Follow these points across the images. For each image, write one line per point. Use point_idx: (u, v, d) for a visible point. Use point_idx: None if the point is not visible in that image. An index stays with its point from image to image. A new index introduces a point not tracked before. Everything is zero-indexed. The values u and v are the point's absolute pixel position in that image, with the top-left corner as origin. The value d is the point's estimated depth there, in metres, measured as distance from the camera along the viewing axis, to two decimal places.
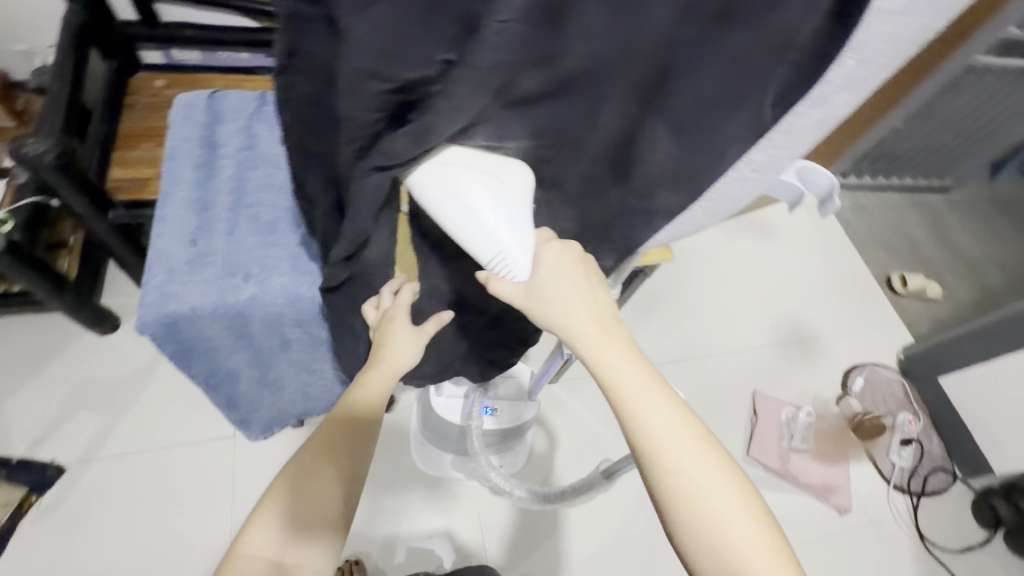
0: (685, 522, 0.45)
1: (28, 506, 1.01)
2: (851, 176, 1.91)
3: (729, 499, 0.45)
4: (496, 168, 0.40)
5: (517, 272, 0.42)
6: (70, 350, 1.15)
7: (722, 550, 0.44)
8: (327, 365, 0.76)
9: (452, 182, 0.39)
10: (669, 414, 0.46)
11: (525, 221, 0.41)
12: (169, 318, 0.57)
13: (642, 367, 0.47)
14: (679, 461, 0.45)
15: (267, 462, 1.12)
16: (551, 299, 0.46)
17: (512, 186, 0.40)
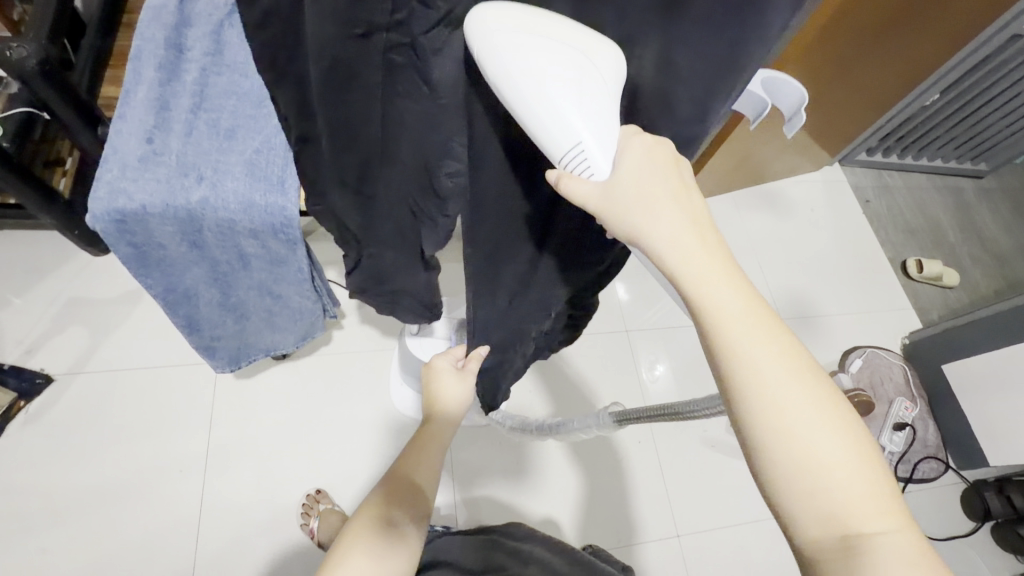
0: (786, 477, 0.33)
1: (16, 411, 1.04)
2: (877, 153, 1.81)
3: (842, 449, 0.33)
4: (593, 47, 0.34)
5: (597, 171, 0.34)
6: (66, 267, 1.18)
7: (830, 514, 0.32)
8: (289, 290, 0.75)
9: (539, 61, 0.33)
10: (776, 352, 0.33)
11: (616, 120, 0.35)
12: (119, 214, 0.56)
13: (744, 288, 0.34)
14: (782, 407, 0.33)
15: (247, 389, 1.14)
16: (631, 196, 0.34)
17: (605, 79, 0.34)
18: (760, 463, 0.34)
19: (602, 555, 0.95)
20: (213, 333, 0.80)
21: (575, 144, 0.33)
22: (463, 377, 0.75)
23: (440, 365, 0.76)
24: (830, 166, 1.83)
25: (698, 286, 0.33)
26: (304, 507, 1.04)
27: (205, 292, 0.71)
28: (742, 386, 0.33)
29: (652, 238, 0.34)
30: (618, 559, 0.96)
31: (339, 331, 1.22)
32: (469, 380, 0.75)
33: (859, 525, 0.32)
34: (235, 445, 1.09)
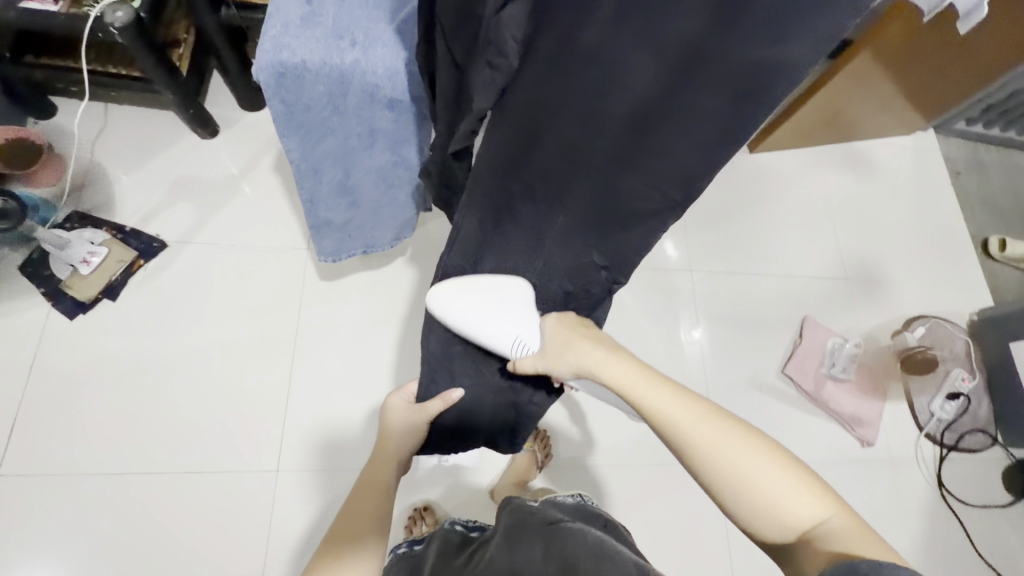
0: (730, 492, 0.50)
1: (137, 268, 1.16)
2: (977, 125, 1.70)
3: (767, 466, 0.50)
4: (506, 286, 0.77)
5: (531, 347, 0.75)
6: (177, 146, 1.28)
7: (767, 509, 0.48)
8: (403, 174, 0.81)
9: (483, 311, 0.76)
10: (691, 412, 0.54)
11: (523, 313, 0.76)
12: (282, 67, 0.62)
13: (660, 382, 0.58)
14: (705, 447, 0.52)
15: (332, 276, 1.23)
16: (565, 349, 0.68)
17: (512, 295, 0.77)
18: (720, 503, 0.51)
19: (587, 514, 0.81)
20: (327, 216, 0.86)
21: (513, 339, 0.76)
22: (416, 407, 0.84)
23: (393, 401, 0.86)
24: (923, 133, 1.74)
25: (637, 389, 0.58)
26: (413, 520, 1.09)
27: (330, 170, 0.77)
28: (690, 445, 0.53)
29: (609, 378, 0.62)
30: (605, 519, 0.81)
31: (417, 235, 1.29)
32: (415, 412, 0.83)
33: (791, 517, 0.48)
34: (321, 325, 1.19)
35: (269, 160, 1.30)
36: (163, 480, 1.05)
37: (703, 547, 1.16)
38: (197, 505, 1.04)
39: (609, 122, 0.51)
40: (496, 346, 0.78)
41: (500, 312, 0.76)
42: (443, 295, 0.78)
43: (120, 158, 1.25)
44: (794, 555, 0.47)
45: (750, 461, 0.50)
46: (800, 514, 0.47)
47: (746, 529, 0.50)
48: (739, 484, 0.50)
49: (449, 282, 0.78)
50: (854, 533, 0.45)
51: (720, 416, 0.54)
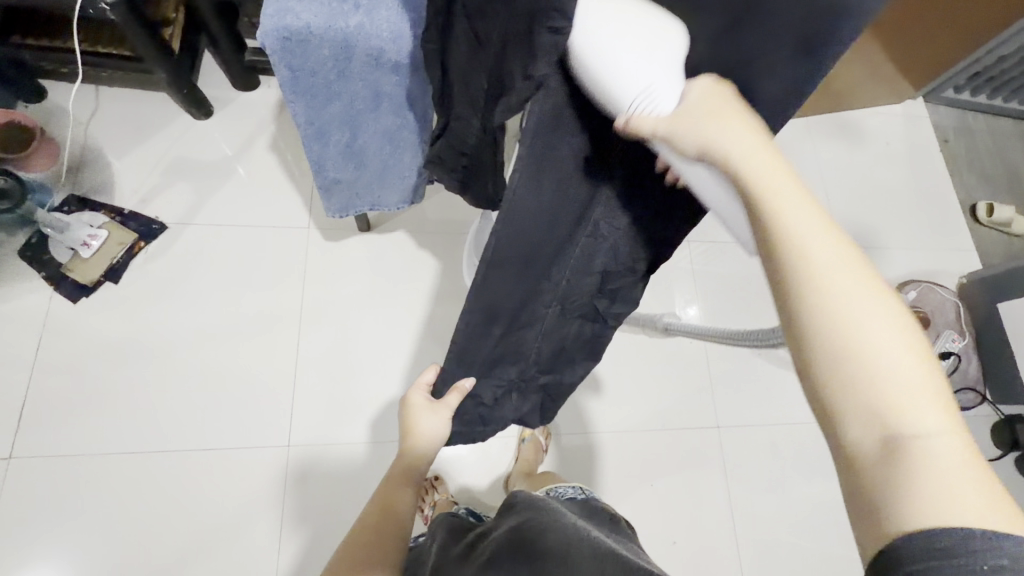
0: (835, 360, 0.34)
1: (138, 250, 1.16)
2: (964, 92, 1.73)
3: (903, 354, 0.33)
4: (659, 25, 0.39)
5: (662, 108, 0.39)
6: (172, 128, 1.26)
7: (877, 397, 0.33)
8: (407, 140, 0.82)
9: (618, 36, 0.38)
10: (833, 250, 0.35)
11: (673, 67, 0.39)
12: (287, 32, 0.62)
13: (798, 181, 0.37)
14: (833, 301, 0.34)
15: (334, 254, 1.23)
16: (696, 116, 0.39)
17: (663, 42, 0.39)
18: (801, 365, 0.35)
19: (591, 507, 0.83)
20: (334, 176, 0.86)
21: (640, 90, 0.38)
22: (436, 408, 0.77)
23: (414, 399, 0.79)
24: (913, 101, 1.76)
25: (763, 191, 0.37)
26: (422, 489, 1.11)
27: (336, 132, 0.77)
28: (812, 285, 0.34)
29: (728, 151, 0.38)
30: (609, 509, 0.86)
31: (417, 211, 1.30)
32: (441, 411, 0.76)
33: (907, 423, 0.32)
34: (325, 302, 1.20)
35: (265, 140, 1.29)
36: (175, 457, 1.06)
37: (706, 506, 1.20)
38: (210, 481, 1.06)
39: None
40: (613, 97, 0.39)
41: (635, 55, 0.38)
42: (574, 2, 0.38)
43: (115, 140, 1.23)
44: (863, 464, 0.33)
45: (881, 338, 0.33)
46: (914, 422, 0.32)
47: (826, 409, 0.34)
48: (855, 355, 0.33)
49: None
50: (968, 476, 0.31)
51: (871, 274, 0.35)
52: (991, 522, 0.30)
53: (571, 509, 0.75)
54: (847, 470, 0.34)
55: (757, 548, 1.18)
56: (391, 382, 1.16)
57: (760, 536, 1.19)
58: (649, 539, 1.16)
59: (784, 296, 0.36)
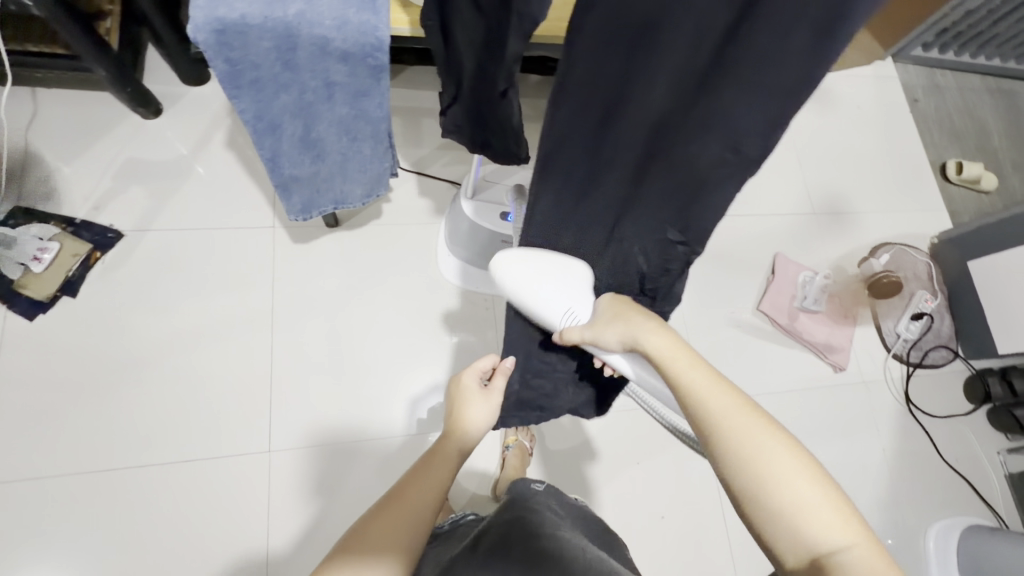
0: (751, 492, 0.46)
1: (94, 261, 1.11)
2: (933, 49, 1.72)
3: (799, 478, 0.45)
4: (567, 264, 0.69)
5: (581, 319, 0.67)
6: (120, 128, 1.20)
7: (787, 518, 0.44)
8: (366, 132, 0.78)
9: (536, 282, 0.69)
10: (730, 404, 0.50)
11: (578, 289, 0.68)
12: (220, 24, 0.58)
13: (701, 362, 0.54)
14: (741, 444, 0.47)
15: (302, 251, 1.20)
16: (612, 320, 0.62)
17: (574, 274, 0.68)
18: (735, 503, 0.48)
19: (586, 517, 0.83)
20: (291, 172, 0.83)
21: (562, 312, 0.68)
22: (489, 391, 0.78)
23: (466, 381, 0.78)
24: (882, 62, 1.75)
25: (673, 368, 0.54)
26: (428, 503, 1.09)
27: (289, 125, 0.73)
28: (722, 440, 0.48)
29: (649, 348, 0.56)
30: (600, 522, 0.84)
31: (387, 203, 1.26)
32: (493, 398, 0.77)
33: (814, 538, 0.43)
34: (297, 301, 1.17)
35: (221, 136, 1.23)
36: (151, 471, 1.04)
37: (692, 480, 1.22)
38: (191, 492, 1.03)
39: (663, 76, 0.46)
40: (547, 318, 0.69)
41: (548, 283, 0.68)
42: (512, 262, 0.70)
43: (59, 145, 1.17)
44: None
45: (792, 473, 0.46)
46: (828, 538, 0.43)
47: (758, 533, 0.46)
48: (766, 488, 0.46)
49: (519, 253, 0.70)
50: (881, 574, 0.41)
51: (771, 424, 0.48)
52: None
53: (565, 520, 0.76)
54: None
55: None
56: (370, 379, 1.15)
57: None
58: (638, 516, 1.17)
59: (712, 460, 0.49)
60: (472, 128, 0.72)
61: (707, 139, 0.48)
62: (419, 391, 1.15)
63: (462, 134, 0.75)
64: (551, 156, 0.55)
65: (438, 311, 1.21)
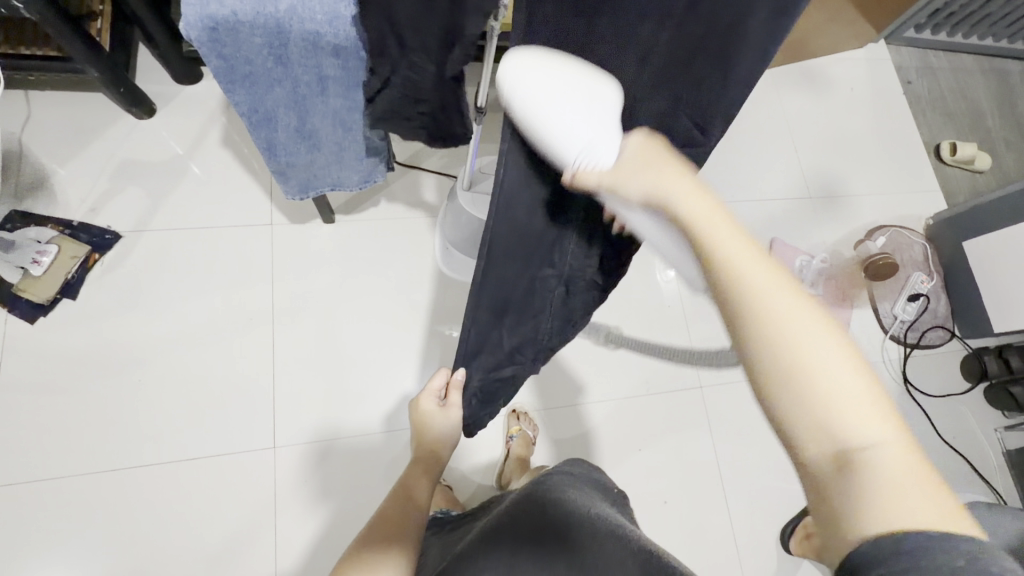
0: (782, 384, 0.36)
1: (93, 262, 1.12)
2: (926, 31, 1.72)
3: (843, 368, 0.36)
4: (594, 84, 0.50)
5: (604, 160, 0.48)
6: (114, 130, 1.20)
7: (826, 414, 0.35)
8: (361, 124, 0.78)
9: (551, 96, 0.49)
10: (769, 274, 0.38)
11: (608, 124, 0.49)
12: (211, 21, 0.58)
13: (736, 225, 0.41)
14: (775, 323, 0.37)
15: (300, 248, 1.20)
16: (637, 166, 0.47)
17: (603, 104, 0.50)
18: (766, 398, 0.37)
19: (600, 484, 0.80)
20: (288, 159, 0.83)
21: (582, 146, 0.48)
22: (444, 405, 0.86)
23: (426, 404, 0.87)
24: (875, 44, 1.75)
25: (700, 226, 0.41)
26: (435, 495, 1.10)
27: (284, 117, 0.74)
28: (755, 320, 0.37)
29: (669, 198, 0.44)
30: (617, 492, 0.82)
31: (384, 198, 1.26)
32: (451, 411, 0.84)
33: (855, 437, 0.34)
34: (297, 298, 1.17)
35: (216, 134, 1.23)
36: (158, 470, 1.04)
37: (694, 465, 1.23)
38: (198, 489, 1.05)
39: (627, 63, 0.54)
40: (558, 153, 0.50)
41: (567, 107, 0.49)
42: (517, 67, 0.49)
43: (53, 148, 1.16)
44: (826, 481, 0.35)
45: (825, 357, 0.36)
46: (867, 438, 0.34)
47: (785, 435, 0.36)
48: (802, 375, 0.36)
49: (529, 56, 0.49)
50: (915, 481, 0.33)
51: (808, 297, 0.38)
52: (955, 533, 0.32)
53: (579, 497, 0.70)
54: (822, 497, 0.35)
55: (745, 499, 1.22)
56: (372, 374, 1.15)
57: (748, 489, 1.23)
58: (640, 501, 1.19)
59: (729, 327, 0.39)
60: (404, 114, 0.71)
61: (676, 117, 0.57)
62: (421, 384, 1.16)
63: (390, 118, 0.73)
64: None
65: (438, 305, 1.22)
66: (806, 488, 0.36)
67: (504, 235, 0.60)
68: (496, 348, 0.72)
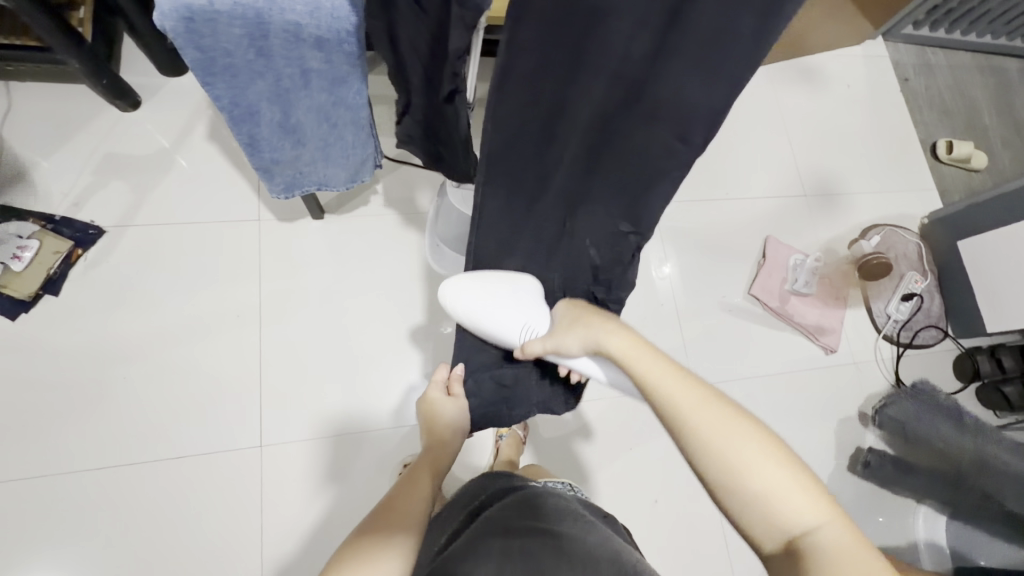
0: (730, 488, 0.49)
1: (75, 258, 1.09)
2: (924, 28, 1.70)
3: (768, 464, 0.49)
4: (512, 280, 0.78)
5: (541, 330, 0.73)
6: (97, 122, 1.17)
7: (764, 504, 0.48)
8: (346, 117, 0.77)
9: (482, 303, 0.79)
10: (696, 400, 0.53)
11: (533, 306, 0.77)
12: (188, 11, 0.56)
13: (670, 368, 0.57)
14: (709, 438, 0.51)
15: (288, 244, 1.18)
16: (581, 326, 0.67)
17: (522, 288, 0.78)
18: (724, 507, 0.51)
19: (585, 503, 0.81)
20: (272, 156, 0.81)
21: (522, 327, 0.76)
22: (454, 397, 0.89)
23: (433, 394, 0.90)
24: (873, 41, 1.73)
25: (646, 375, 0.57)
26: None
27: (266, 111, 0.72)
28: (700, 444, 0.51)
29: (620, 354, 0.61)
30: (603, 510, 0.83)
31: (374, 194, 1.24)
32: (460, 399, 0.90)
33: (790, 520, 0.47)
34: (285, 295, 1.15)
35: (202, 128, 1.21)
36: (142, 469, 1.03)
37: (684, 465, 1.22)
38: (184, 489, 1.03)
39: (605, 80, 0.52)
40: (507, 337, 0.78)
41: (495, 301, 0.78)
42: (455, 288, 0.82)
43: (34, 141, 1.14)
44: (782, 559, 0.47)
45: (756, 459, 0.49)
46: (798, 520, 0.47)
47: (745, 528, 0.50)
48: (739, 474, 0.49)
49: (461, 275, 0.82)
50: (848, 544, 0.46)
51: (736, 412, 0.52)
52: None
53: (570, 510, 0.73)
54: (778, 573, 0.47)
55: None
56: (361, 371, 1.14)
57: None
58: (631, 502, 1.18)
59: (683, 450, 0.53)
60: (425, 141, 0.73)
61: (654, 129, 0.54)
62: (410, 383, 1.15)
63: (416, 146, 0.76)
64: (499, 154, 0.61)
65: (429, 303, 1.20)
66: (771, 572, 0.48)
67: (491, 211, 0.69)
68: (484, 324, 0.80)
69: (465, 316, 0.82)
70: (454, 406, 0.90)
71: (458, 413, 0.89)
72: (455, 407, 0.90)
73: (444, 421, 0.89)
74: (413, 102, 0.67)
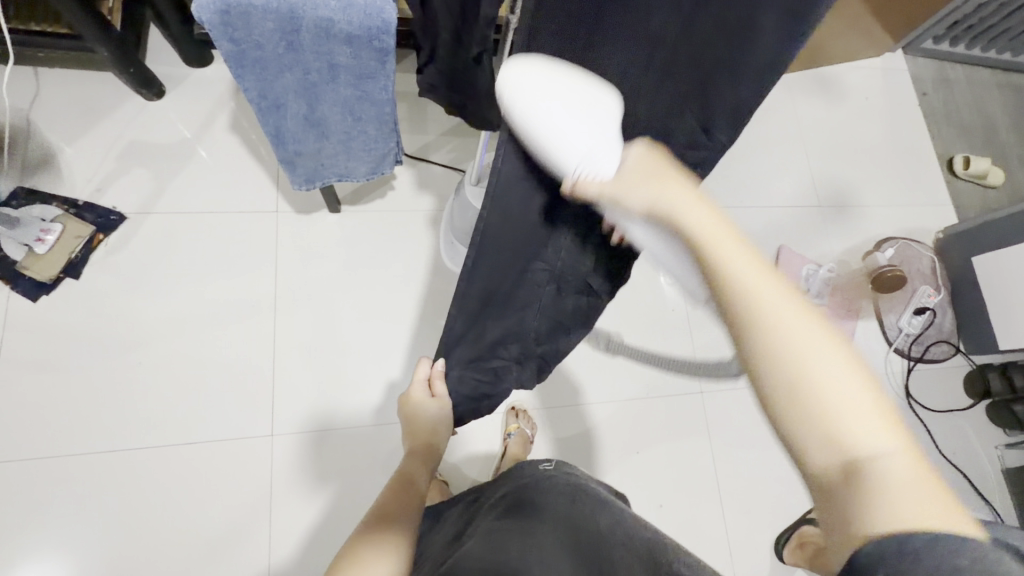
0: (780, 393, 0.37)
1: (97, 243, 1.11)
2: (944, 42, 1.70)
3: (841, 373, 0.36)
4: (596, 97, 0.51)
5: (605, 171, 0.49)
6: (122, 110, 1.19)
7: (824, 418, 0.36)
8: (369, 113, 0.78)
9: (551, 103, 0.50)
10: (763, 281, 0.39)
11: (609, 136, 0.50)
12: (224, 4, 0.57)
13: (746, 246, 0.41)
14: (769, 331, 0.38)
15: (305, 236, 1.19)
16: (642, 180, 0.47)
17: (602, 124, 0.51)
18: (765, 399, 0.38)
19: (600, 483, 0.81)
20: (295, 149, 0.82)
21: (581, 155, 0.50)
22: (435, 396, 0.85)
23: (416, 395, 0.87)
24: (892, 53, 1.73)
25: (707, 240, 0.41)
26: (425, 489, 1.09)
27: (292, 104, 0.73)
28: (760, 340, 0.38)
29: (677, 211, 0.44)
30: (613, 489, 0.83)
31: (390, 189, 1.25)
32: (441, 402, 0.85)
33: (855, 442, 0.35)
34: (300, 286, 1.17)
35: (224, 119, 1.22)
36: (153, 452, 1.04)
37: (690, 470, 1.22)
38: (193, 474, 1.04)
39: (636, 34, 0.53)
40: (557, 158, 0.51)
41: (569, 115, 0.50)
42: (521, 77, 0.51)
43: (59, 126, 1.16)
44: (831, 488, 0.35)
45: (832, 371, 0.36)
46: (869, 444, 0.35)
47: (787, 440, 0.37)
48: (803, 382, 0.36)
49: (535, 64, 0.51)
50: (924, 494, 0.33)
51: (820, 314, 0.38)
52: (954, 525, 0.32)
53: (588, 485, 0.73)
54: (821, 499, 0.36)
55: (742, 505, 1.22)
56: (372, 363, 1.15)
57: (744, 496, 1.23)
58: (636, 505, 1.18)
59: (734, 336, 0.39)
60: (448, 93, 0.72)
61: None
62: None
63: (438, 95, 0.74)
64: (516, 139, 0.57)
65: (441, 299, 1.21)
66: (819, 502, 0.36)
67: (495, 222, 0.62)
68: (477, 341, 0.73)
69: (522, 114, 0.51)
70: (434, 404, 0.86)
71: (439, 410, 0.86)
72: (437, 407, 0.85)
73: (426, 416, 0.86)
74: (441, 50, 0.66)
